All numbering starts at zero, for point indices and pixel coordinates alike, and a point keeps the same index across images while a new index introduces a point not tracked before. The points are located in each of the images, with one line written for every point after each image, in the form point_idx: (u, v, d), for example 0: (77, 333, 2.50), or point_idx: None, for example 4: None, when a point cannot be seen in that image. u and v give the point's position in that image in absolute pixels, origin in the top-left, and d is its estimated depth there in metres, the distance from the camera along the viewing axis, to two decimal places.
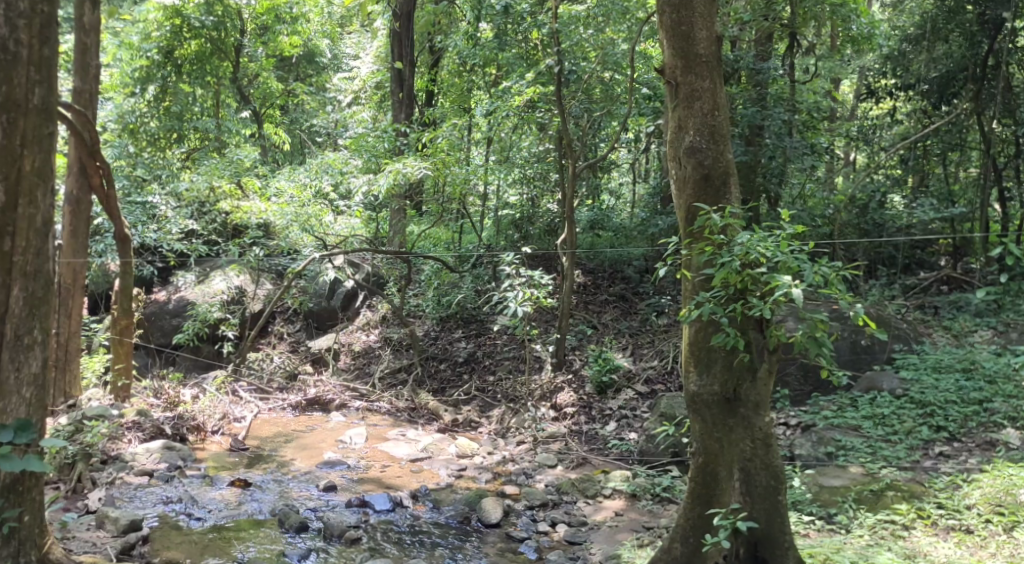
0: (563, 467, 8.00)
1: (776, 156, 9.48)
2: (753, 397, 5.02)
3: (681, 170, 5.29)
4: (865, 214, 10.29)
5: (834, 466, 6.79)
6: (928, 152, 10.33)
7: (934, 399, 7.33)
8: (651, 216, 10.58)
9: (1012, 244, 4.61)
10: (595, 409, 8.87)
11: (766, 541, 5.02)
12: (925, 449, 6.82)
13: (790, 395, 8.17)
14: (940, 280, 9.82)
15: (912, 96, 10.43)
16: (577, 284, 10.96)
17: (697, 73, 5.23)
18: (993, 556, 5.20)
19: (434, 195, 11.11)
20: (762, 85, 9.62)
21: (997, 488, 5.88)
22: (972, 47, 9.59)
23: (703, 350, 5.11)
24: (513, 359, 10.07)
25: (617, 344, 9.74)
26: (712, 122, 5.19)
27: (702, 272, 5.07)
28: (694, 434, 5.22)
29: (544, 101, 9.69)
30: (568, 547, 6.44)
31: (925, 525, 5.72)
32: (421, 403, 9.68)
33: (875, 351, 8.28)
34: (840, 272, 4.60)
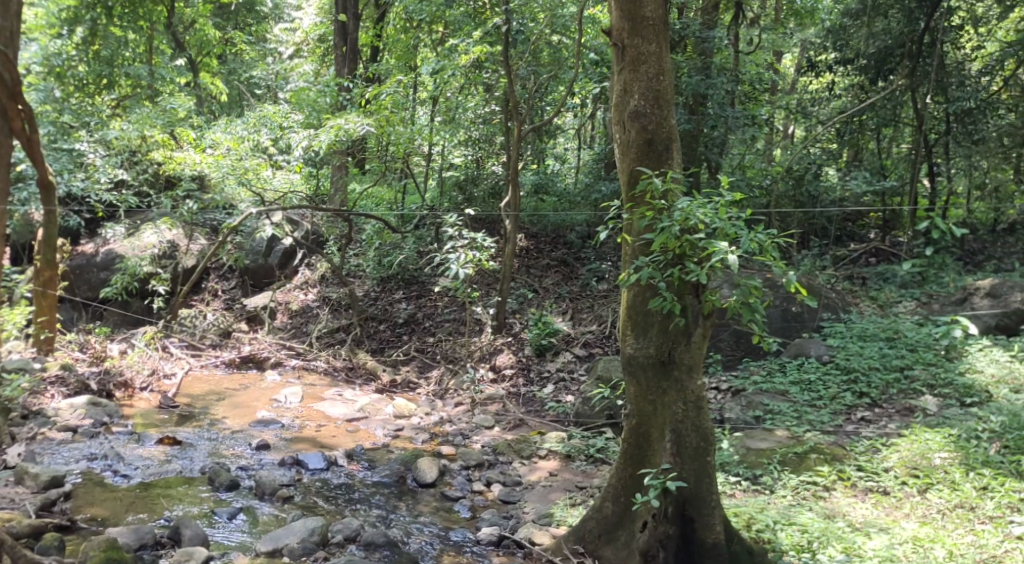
0: (500, 428, 8.06)
1: (718, 126, 9.56)
2: (688, 360, 5.12)
3: (624, 134, 5.29)
4: (801, 185, 10.39)
5: (761, 429, 6.99)
6: (863, 126, 10.56)
7: (859, 365, 7.58)
8: (595, 181, 10.61)
9: (939, 219, 4.73)
10: (534, 371, 8.95)
11: (694, 500, 5.11)
12: (849, 414, 7.07)
13: (722, 360, 8.38)
14: (870, 252, 10.13)
15: (851, 71, 10.63)
16: (519, 248, 11.00)
17: (643, 36, 5.21)
18: (907, 517, 5.49)
19: (377, 153, 10.88)
20: (707, 53, 9.65)
21: (914, 452, 6.14)
22: (911, 23, 9.84)
23: (640, 314, 5.20)
24: (453, 321, 10.04)
25: (557, 308, 9.82)
26: (657, 86, 5.20)
27: (641, 236, 5.11)
28: (630, 396, 5.32)
29: (492, 61, 9.61)
30: (501, 506, 6.54)
31: (845, 487, 5.96)
32: (360, 363, 9.60)
33: (805, 319, 8.54)
34: (775, 240, 4.67)
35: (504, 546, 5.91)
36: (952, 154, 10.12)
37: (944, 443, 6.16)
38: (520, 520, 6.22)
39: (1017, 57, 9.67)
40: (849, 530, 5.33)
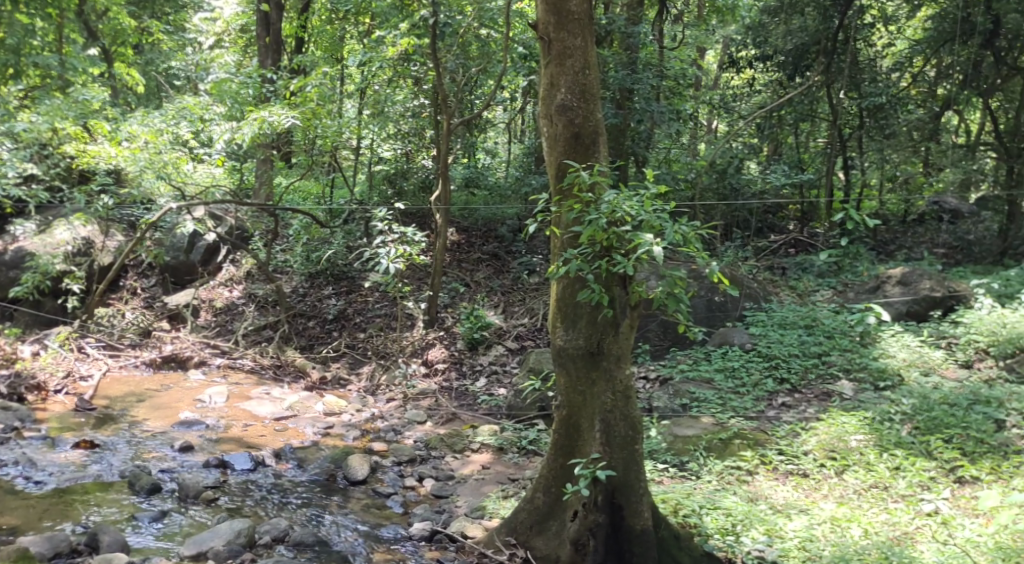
0: (433, 422, 8.03)
1: (644, 121, 9.71)
2: (616, 350, 5.20)
3: (552, 128, 5.31)
4: (724, 179, 10.52)
5: (688, 417, 7.15)
6: (782, 121, 10.92)
7: (780, 352, 7.84)
8: (525, 175, 10.67)
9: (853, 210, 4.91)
10: (466, 365, 8.96)
11: (623, 488, 5.20)
12: (770, 400, 7.29)
13: (651, 350, 8.57)
14: (789, 243, 10.47)
15: (770, 67, 11.04)
16: (450, 242, 10.97)
17: (569, 30, 5.25)
18: (825, 498, 5.70)
19: (303, 146, 10.69)
20: (632, 49, 9.80)
21: (832, 435, 6.37)
22: (825, 21, 10.24)
23: (570, 306, 5.24)
24: (384, 316, 9.95)
25: (488, 302, 9.85)
26: (583, 80, 5.24)
27: (570, 229, 5.16)
28: (560, 387, 5.38)
29: (420, 54, 9.57)
30: (434, 501, 6.53)
31: (767, 470, 6.15)
32: (288, 360, 9.42)
33: (729, 308, 8.78)
34: (697, 231, 4.76)
35: (437, 541, 5.90)
36: (865, 148, 10.62)
37: (859, 426, 6.42)
38: (453, 515, 6.22)
39: (924, 54, 10.35)
40: (770, 512, 5.50)
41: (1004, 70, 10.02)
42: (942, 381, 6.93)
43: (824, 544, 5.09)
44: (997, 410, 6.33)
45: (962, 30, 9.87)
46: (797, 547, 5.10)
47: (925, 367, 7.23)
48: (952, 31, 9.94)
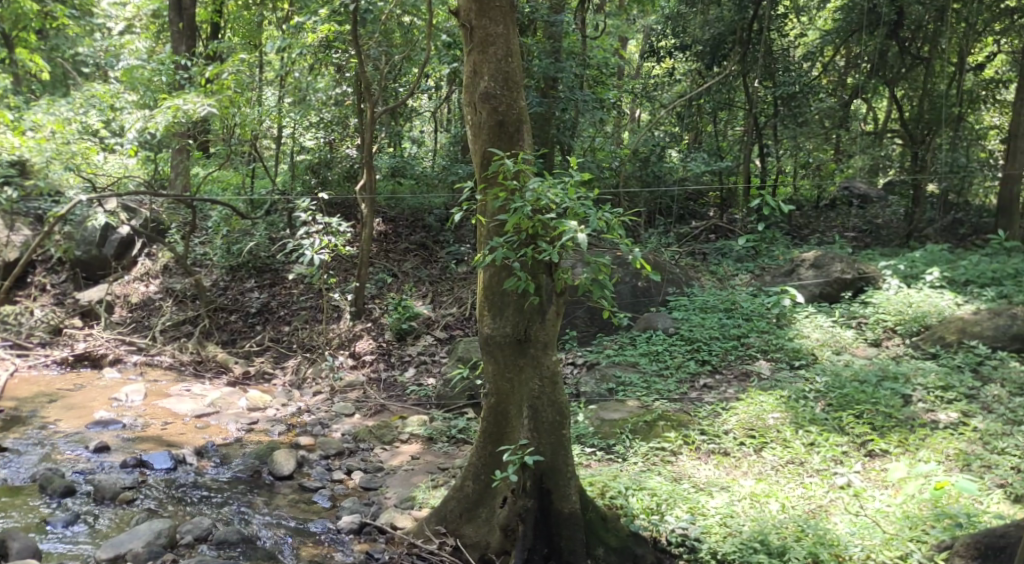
0: (361, 414, 7.95)
1: (569, 109, 9.80)
2: (543, 337, 5.24)
3: (475, 116, 5.30)
4: (647, 166, 10.75)
5: (614, 400, 7.27)
6: (701, 110, 11.33)
7: (701, 335, 8.05)
8: (452, 163, 10.65)
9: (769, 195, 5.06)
10: (395, 355, 8.89)
11: (551, 473, 5.24)
12: (693, 381, 7.47)
13: (578, 336, 8.70)
14: (709, 229, 10.72)
15: (689, 57, 11.29)
16: (377, 233, 10.81)
17: (490, 17, 5.23)
18: (745, 475, 5.89)
19: (221, 135, 10.39)
20: (555, 37, 9.80)
21: (750, 414, 6.59)
22: (740, 11, 10.52)
23: (496, 294, 5.24)
24: (309, 309, 9.78)
25: (417, 292, 9.79)
26: (506, 68, 5.24)
27: (495, 217, 5.17)
28: (488, 375, 5.40)
29: (341, 40, 9.33)
30: (362, 493, 6.47)
31: (690, 450, 6.32)
32: (209, 356, 9.16)
33: (652, 293, 8.99)
34: (621, 218, 4.83)
35: (366, 533, 5.85)
36: (781, 136, 10.94)
37: (776, 404, 6.66)
38: (382, 506, 6.18)
39: (834, 43, 10.75)
40: (693, 490, 5.65)
41: (908, 60, 10.56)
42: (853, 359, 7.26)
43: (744, 519, 5.26)
44: (905, 386, 6.62)
45: (869, 21, 10.28)
46: (719, 523, 5.26)
47: (837, 346, 7.54)
48: (861, 20, 10.33)
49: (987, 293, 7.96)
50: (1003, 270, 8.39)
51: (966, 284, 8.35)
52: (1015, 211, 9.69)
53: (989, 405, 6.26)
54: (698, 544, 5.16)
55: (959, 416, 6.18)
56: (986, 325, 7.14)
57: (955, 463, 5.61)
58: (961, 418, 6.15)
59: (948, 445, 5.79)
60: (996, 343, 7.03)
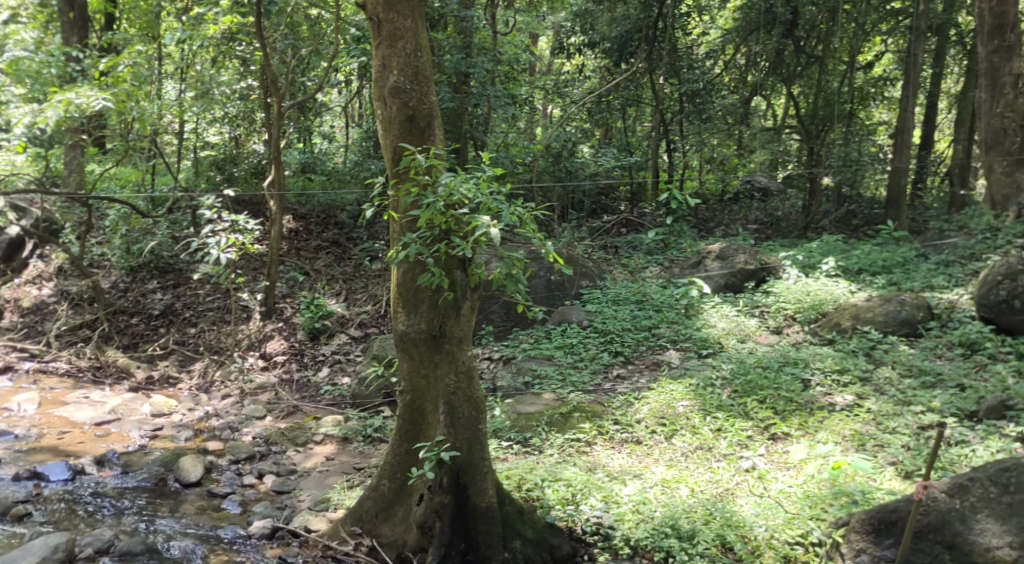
0: (273, 416, 7.74)
1: (481, 105, 9.80)
2: (458, 333, 5.24)
3: (385, 111, 5.24)
4: (559, 162, 10.85)
5: (530, 394, 7.32)
6: (610, 106, 11.44)
7: (614, 327, 8.20)
8: (363, 159, 10.51)
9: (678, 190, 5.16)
10: (308, 355, 8.72)
11: (468, 469, 5.24)
12: (606, 372, 7.61)
13: (494, 331, 8.75)
14: (620, 223, 10.94)
15: (598, 54, 11.49)
16: (287, 230, 10.57)
17: (398, 10, 5.15)
18: (657, 462, 6.04)
19: (118, 130, 9.89)
20: (466, 32, 9.76)
21: (661, 403, 6.76)
22: (645, 10, 10.76)
23: (410, 291, 5.21)
24: (217, 310, 9.48)
25: (330, 291, 9.64)
26: (415, 63, 5.19)
27: (408, 213, 5.12)
28: (403, 372, 5.36)
29: (245, 32, 9.05)
30: (275, 497, 6.32)
31: (604, 440, 6.43)
32: (108, 361, 8.73)
33: (566, 287, 9.09)
34: (533, 213, 4.85)
35: (279, 538, 5.72)
36: (686, 132, 11.37)
37: (685, 393, 6.86)
38: (295, 509, 6.06)
39: (734, 42, 11.13)
40: (607, 479, 5.76)
41: (804, 58, 11.06)
42: (756, 346, 7.54)
43: (655, 506, 5.39)
44: (804, 370, 6.93)
45: (765, 20, 10.72)
46: (632, 510, 5.38)
47: (742, 334, 7.82)
48: (758, 19, 10.75)
49: (879, 281, 8.40)
50: (892, 259, 8.85)
51: (860, 272, 8.80)
52: (903, 203, 10.23)
53: (882, 387, 6.58)
54: (612, 532, 5.28)
55: (854, 398, 6.48)
56: (878, 311, 7.50)
57: (851, 443, 5.88)
58: (856, 400, 6.45)
59: (844, 427, 6.07)
60: (887, 327, 7.38)
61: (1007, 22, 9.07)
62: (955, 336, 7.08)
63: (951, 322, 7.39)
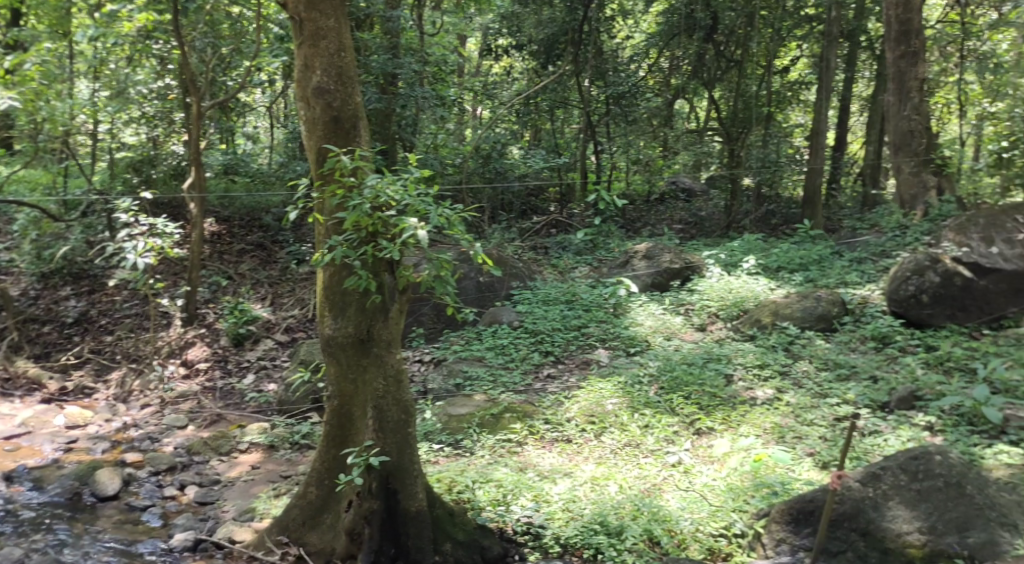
0: (195, 426, 7.52)
1: (409, 106, 9.75)
2: (386, 336, 5.17)
3: (309, 111, 5.14)
4: (488, 163, 10.91)
5: (461, 396, 7.29)
6: (538, 107, 11.51)
7: (544, 327, 8.25)
8: (289, 161, 10.33)
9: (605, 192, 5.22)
10: (232, 361, 8.50)
11: (397, 473, 5.20)
12: (537, 372, 7.64)
13: (424, 333, 8.72)
14: (550, 224, 11.03)
15: (525, 56, 11.70)
16: (209, 233, 10.30)
17: (321, 10, 5.07)
18: (586, 460, 6.10)
19: (26, 131, 9.44)
20: (392, 33, 9.69)
21: (591, 401, 6.84)
22: (570, 13, 10.96)
23: (337, 293, 5.08)
24: (135, 317, 9.16)
25: (254, 295, 9.45)
26: (338, 63, 5.11)
27: (334, 216, 5.03)
28: (330, 377, 5.21)
29: (161, 31, 8.89)
30: (197, 509, 6.14)
31: (535, 440, 6.46)
32: (18, 373, 8.33)
33: (496, 288, 9.12)
34: (460, 214, 4.82)
35: (201, 550, 5.56)
36: (613, 134, 11.62)
37: (614, 390, 6.95)
38: (219, 520, 5.89)
39: (658, 46, 11.36)
40: (537, 479, 5.79)
41: (723, 62, 11.36)
42: (682, 343, 7.70)
43: (585, 503, 5.45)
44: (727, 366, 7.12)
45: (686, 25, 10.99)
46: (561, 508, 5.43)
47: (667, 332, 7.98)
48: (680, 24, 11.01)
49: (796, 278, 8.71)
50: (809, 257, 9.16)
51: (778, 270, 9.10)
52: (818, 202, 10.60)
53: (800, 381, 6.80)
54: (542, 531, 5.31)
55: (774, 392, 6.67)
56: (795, 307, 7.75)
57: (772, 436, 6.06)
58: (776, 393, 6.65)
59: (765, 420, 6.25)
60: (805, 323, 7.61)
61: (912, 28, 9.52)
62: (868, 330, 7.36)
63: (864, 316, 7.69)
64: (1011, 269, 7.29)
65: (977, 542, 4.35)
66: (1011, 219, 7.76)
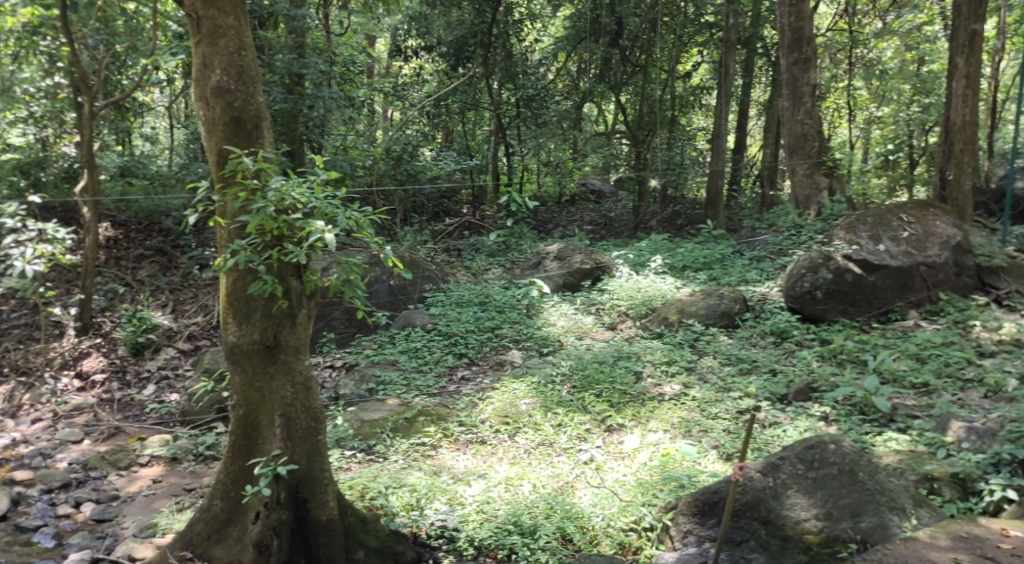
0: (91, 440, 7.18)
1: (316, 107, 9.57)
2: (293, 342, 5.04)
3: (208, 111, 4.97)
4: (400, 165, 10.84)
5: (375, 400, 7.18)
6: (449, 109, 11.49)
7: (457, 329, 8.25)
8: (191, 162, 9.98)
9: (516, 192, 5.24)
10: (130, 372, 8.14)
11: (307, 481, 5.09)
12: (451, 374, 7.61)
13: (335, 338, 8.57)
14: (463, 226, 11.03)
15: (435, 57, 11.60)
16: (104, 238, 9.85)
17: (219, 7, 4.89)
18: (500, 460, 6.12)
19: None
20: (297, 32, 9.50)
21: (505, 402, 6.87)
22: (479, 16, 11.01)
23: (242, 299, 4.90)
24: (24, 327, 8.67)
25: (155, 302, 9.10)
26: (239, 62, 4.96)
27: (236, 219, 4.87)
28: (235, 386, 5.04)
29: (48, 26, 8.62)
30: (94, 526, 5.84)
31: (450, 442, 6.44)
32: None
33: (409, 291, 9.06)
34: (369, 216, 4.75)
35: None
36: (524, 136, 11.62)
37: (527, 391, 7.00)
38: (118, 538, 5.63)
39: (566, 50, 11.54)
40: (451, 482, 5.77)
41: (629, 67, 11.67)
42: (593, 342, 7.83)
43: (500, 503, 5.47)
44: (636, 363, 7.27)
45: (594, 29, 11.22)
46: (475, 510, 5.42)
47: (579, 332, 8.10)
48: (586, 29, 11.21)
49: (700, 277, 8.99)
50: (713, 255, 9.47)
51: (684, 269, 9.37)
52: (720, 203, 11.01)
53: (704, 375, 7.02)
54: (456, 533, 5.28)
55: (681, 387, 6.85)
56: (700, 305, 8.00)
57: (679, 430, 6.22)
58: (682, 389, 6.83)
59: (673, 415, 6.42)
60: (708, 320, 7.87)
61: (804, 36, 9.97)
62: (768, 325, 7.66)
63: (763, 312, 8.01)
64: (897, 265, 7.69)
65: (869, 526, 4.60)
66: (896, 218, 8.20)
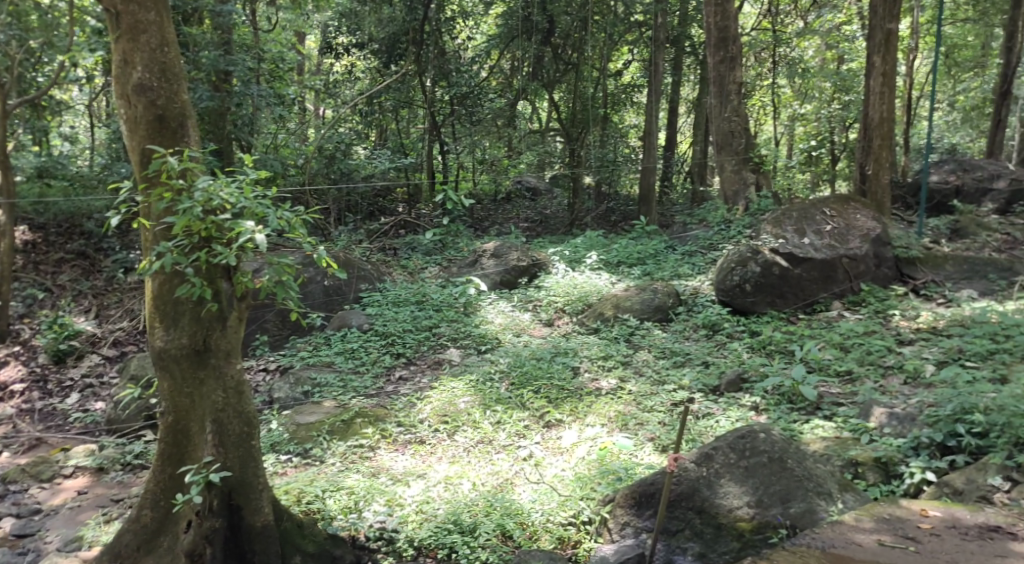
0: (10, 452, 6.89)
1: (244, 104, 9.40)
2: (224, 345, 4.91)
3: (130, 109, 4.81)
4: (333, 164, 10.68)
5: (310, 403, 7.07)
6: (382, 107, 11.38)
7: (394, 328, 8.18)
8: (113, 161, 9.64)
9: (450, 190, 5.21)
10: (52, 381, 7.80)
11: (240, 488, 4.95)
12: (389, 375, 7.55)
13: (269, 340, 8.41)
14: (398, 224, 10.95)
15: (366, 55, 11.47)
16: (21, 242, 9.46)
17: (139, 2, 4.73)
18: (439, 460, 6.09)
19: None
20: (223, 28, 9.28)
21: (443, 401, 6.84)
22: (410, 13, 10.95)
23: (169, 303, 4.78)
24: None
25: (76, 308, 8.81)
26: (161, 58, 4.79)
27: (161, 221, 4.72)
28: (163, 392, 4.92)
29: None
30: (14, 543, 5.60)
31: (388, 444, 6.38)
32: None
33: (345, 292, 8.94)
34: (300, 216, 4.66)
35: None
36: (458, 134, 11.69)
37: (465, 389, 6.99)
38: (41, 553, 5.41)
39: (498, 48, 11.55)
40: (390, 483, 5.72)
41: (561, 66, 11.77)
42: (530, 339, 7.88)
43: (439, 503, 5.45)
44: (573, 359, 7.35)
45: (526, 27, 11.27)
46: (415, 511, 5.39)
47: (516, 329, 8.14)
48: (518, 26, 11.26)
49: (635, 272, 9.14)
50: (645, 251, 9.65)
51: (618, 264, 9.50)
52: (652, 200, 11.13)
53: (640, 369, 7.13)
54: (396, 534, 5.24)
55: (617, 381, 6.95)
56: (634, 300, 8.12)
57: (616, 424, 6.31)
58: (618, 383, 6.93)
59: (610, 409, 6.50)
60: (643, 314, 7.99)
61: (729, 35, 10.22)
62: (700, 319, 7.84)
63: (695, 306, 8.20)
64: (822, 258, 7.95)
65: (798, 511, 4.74)
66: (820, 213, 8.49)
